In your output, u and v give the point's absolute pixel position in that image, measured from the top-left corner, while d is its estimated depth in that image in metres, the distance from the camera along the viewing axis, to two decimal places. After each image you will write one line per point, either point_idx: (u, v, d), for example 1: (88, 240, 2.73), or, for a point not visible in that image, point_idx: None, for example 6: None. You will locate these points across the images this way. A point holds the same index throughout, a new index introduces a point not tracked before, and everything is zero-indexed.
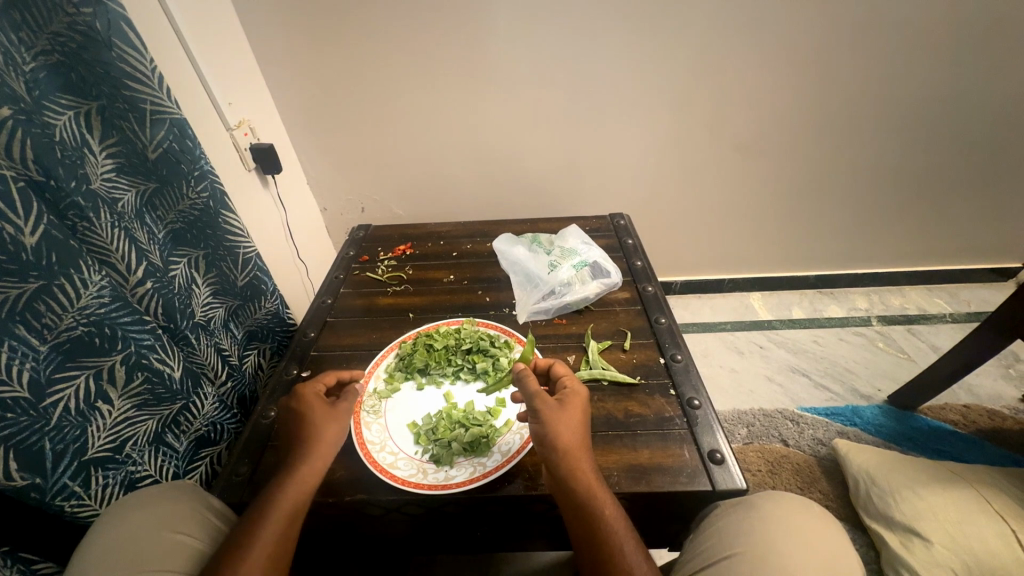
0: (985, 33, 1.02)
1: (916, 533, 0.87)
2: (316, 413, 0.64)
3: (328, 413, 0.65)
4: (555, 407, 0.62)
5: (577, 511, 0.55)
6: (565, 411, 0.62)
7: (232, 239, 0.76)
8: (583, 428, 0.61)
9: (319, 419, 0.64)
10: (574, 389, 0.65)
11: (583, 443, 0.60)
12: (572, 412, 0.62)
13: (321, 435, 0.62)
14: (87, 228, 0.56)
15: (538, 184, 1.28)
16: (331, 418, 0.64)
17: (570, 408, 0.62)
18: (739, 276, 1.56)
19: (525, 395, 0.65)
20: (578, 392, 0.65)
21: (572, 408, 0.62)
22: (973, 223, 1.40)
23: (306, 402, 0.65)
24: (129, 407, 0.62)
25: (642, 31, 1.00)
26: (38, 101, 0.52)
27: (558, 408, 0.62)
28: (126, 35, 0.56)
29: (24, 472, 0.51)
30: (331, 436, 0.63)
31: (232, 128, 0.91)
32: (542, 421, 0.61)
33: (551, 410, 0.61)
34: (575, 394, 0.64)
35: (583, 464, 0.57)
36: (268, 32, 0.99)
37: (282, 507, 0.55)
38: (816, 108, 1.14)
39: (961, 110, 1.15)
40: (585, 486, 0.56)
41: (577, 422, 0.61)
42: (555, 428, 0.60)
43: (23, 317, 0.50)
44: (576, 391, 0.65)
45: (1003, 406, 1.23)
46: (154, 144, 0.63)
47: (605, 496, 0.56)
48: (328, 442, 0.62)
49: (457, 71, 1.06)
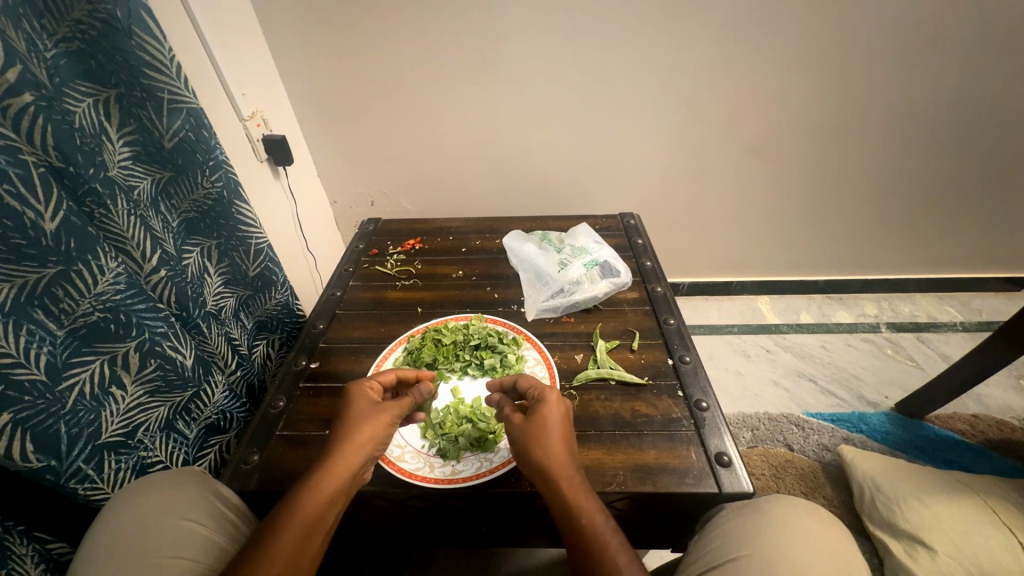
0: (1006, 39, 1.00)
1: (920, 541, 0.86)
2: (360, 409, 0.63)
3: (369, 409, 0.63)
4: (524, 431, 0.60)
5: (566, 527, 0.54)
6: (537, 427, 0.60)
7: (245, 229, 0.77)
8: (563, 441, 0.59)
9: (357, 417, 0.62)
10: (545, 396, 0.63)
11: (561, 457, 0.58)
12: (543, 427, 0.60)
13: (358, 437, 0.59)
14: (104, 215, 0.57)
15: (548, 181, 1.28)
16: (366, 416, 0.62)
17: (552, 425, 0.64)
18: (747, 279, 1.55)
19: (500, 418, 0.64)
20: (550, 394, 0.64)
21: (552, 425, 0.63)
22: (989, 230, 1.39)
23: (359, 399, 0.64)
24: (142, 394, 0.63)
25: (657, 30, 1.00)
26: (59, 87, 0.52)
27: (530, 425, 0.60)
28: (145, 23, 0.57)
29: (40, 454, 0.52)
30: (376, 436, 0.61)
31: (245, 119, 0.92)
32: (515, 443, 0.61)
33: (521, 431, 0.60)
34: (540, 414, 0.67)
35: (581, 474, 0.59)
36: (283, 25, 0.99)
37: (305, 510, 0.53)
38: (833, 111, 1.13)
39: (980, 115, 1.13)
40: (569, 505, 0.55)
41: (554, 437, 0.59)
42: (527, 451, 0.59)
43: (41, 301, 0.51)
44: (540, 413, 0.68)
45: (1012, 417, 1.22)
46: (170, 133, 0.63)
47: (593, 508, 0.54)
48: (367, 443, 0.59)
49: (471, 67, 1.05)
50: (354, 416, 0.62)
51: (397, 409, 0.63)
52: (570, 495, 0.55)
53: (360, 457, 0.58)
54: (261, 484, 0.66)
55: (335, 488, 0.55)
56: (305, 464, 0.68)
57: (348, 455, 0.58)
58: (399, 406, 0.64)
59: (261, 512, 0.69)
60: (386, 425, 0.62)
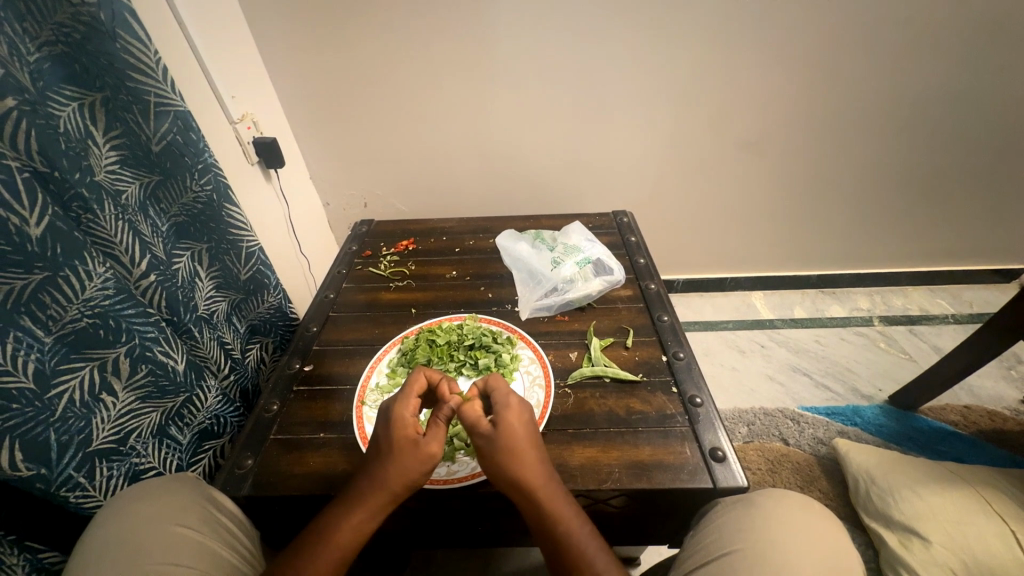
0: (990, 34, 1.01)
1: (915, 533, 0.87)
2: (397, 446, 0.58)
3: (406, 448, 0.58)
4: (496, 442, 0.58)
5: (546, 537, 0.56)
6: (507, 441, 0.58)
7: (235, 233, 0.76)
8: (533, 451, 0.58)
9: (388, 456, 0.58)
10: (508, 402, 0.61)
11: (536, 468, 0.57)
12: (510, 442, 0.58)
13: (389, 482, 0.57)
14: (91, 220, 0.56)
15: (541, 180, 1.28)
16: (402, 456, 0.57)
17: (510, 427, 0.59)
18: (740, 275, 1.56)
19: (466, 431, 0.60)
20: (512, 405, 0.61)
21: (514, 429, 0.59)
22: (979, 223, 1.40)
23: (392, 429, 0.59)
24: (133, 399, 0.63)
25: (646, 28, 1.00)
26: (42, 92, 0.51)
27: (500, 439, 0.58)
28: (130, 26, 0.56)
29: (29, 462, 0.51)
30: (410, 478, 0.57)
31: (235, 121, 0.91)
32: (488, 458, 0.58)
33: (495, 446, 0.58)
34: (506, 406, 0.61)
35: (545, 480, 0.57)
36: (272, 27, 0.99)
37: (333, 554, 0.55)
38: (822, 107, 1.13)
39: (967, 110, 1.14)
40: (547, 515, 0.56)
41: (523, 451, 0.58)
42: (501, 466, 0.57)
43: (28, 307, 0.50)
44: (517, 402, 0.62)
45: (1004, 407, 1.23)
46: (157, 137, 0.63)
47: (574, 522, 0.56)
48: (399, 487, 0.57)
49: (463, 66, 1.05)
50: (387, 457, 0.58)
51: (435, 449, 0.58)
52: (551, 507, 0.56)
53: (393, 501, 0.57)
54: (256, 488, 0.65)
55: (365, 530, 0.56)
56: (299, 469, 0.67)
57: (377, 500, 0.57)
58: (441, 441, 0.59)
59: (257, 516, 0.68)
60: (425, 466, 0.58)
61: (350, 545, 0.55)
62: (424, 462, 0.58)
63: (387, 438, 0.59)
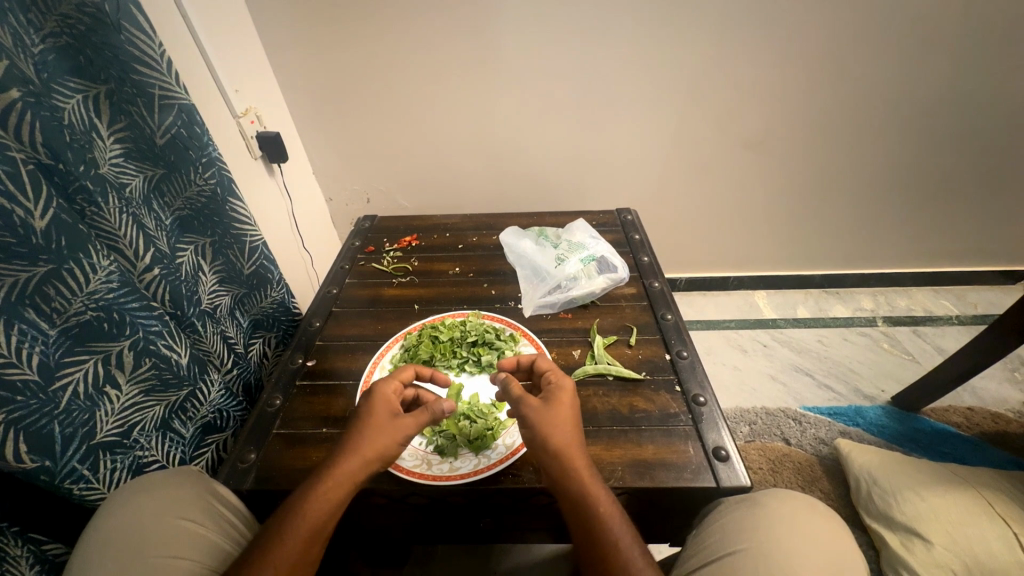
0: (1000, 34, 1.00)
1: (917, 534, 0.87)
2: (374, 418, 0.60)
3: (383, 421, 0.60)
4: (538, 414, 0.60)
5: (573, 516, 0.55)
6: (548, 414, 0.60)
7: (238, 227, 0.76)
8: (573, 430, 0.59)
9: (368, 426, 0.59)
10: (559, 385, 0.63)
11: (572, 446, 0.58)
12: (553, 417, 0.60)
13: (366, 447, 0.58)
14: (95, 213, 0.56)
15: (544, 177, 1.27)
16: (380, 427, 0.59)
17: (555, 405, 0.61)
18: (743, 275, 1.55)
19: (511, 401, 0.63)
20: (563, 386, 0.63)
21: (559, 409, 0.61)
22: (985, 224, 1.39)
23: (374, 403, 0.61)
24: (137, 393, 0.63)
25: (651, 26, 0.99)
26: (47, 83, 0.51)
27: (541, 411, 0.60)
28: (135, 18, 0.56)
29: (34, 455, 0.51)
30: (383, 449, 0.58)
31: (239, 115, 0.91)
32: (526, 428, 0.60)
33: (533, 417, 0.60)
34: (558, 387, 0.63)
35: (576, 461, 0.57)
36: (276, 22, 0.98)
37: (303, 527, 0.52)
38: (829, 106, 1.12)
39: (976, 110, 1.13)
40: (576, 492, 0.55)
41: (563, 425, 0.59)
42: (538, 437, 0.58)
43: (32, 300, 0.50)
44: (570, 386, 0.64)
45: (1007, 409, 1.23)
46: (161, 130, 0.63)
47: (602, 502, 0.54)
48: (372, 457, 0.57)
49: (467, 63, 1.05)
50: (369, 427, 0.59)
51: (410, 425, 0.60)
52: (577, 484, 0.55)
53: (366, 470, 0.57)
54: (259, 483, 0.65)
55: (337, 501, 0.54)
56: (302, 464, 0.67)
57: (352, 466, 0.56)
58: (417, 419, 0.61)
59: (260, 511, 0.69)
60: (398, 440, 0.59)
61: (323, 514, 0.53)
62: (398, 437, 0.59)
63: (367, 410, 0.61)
